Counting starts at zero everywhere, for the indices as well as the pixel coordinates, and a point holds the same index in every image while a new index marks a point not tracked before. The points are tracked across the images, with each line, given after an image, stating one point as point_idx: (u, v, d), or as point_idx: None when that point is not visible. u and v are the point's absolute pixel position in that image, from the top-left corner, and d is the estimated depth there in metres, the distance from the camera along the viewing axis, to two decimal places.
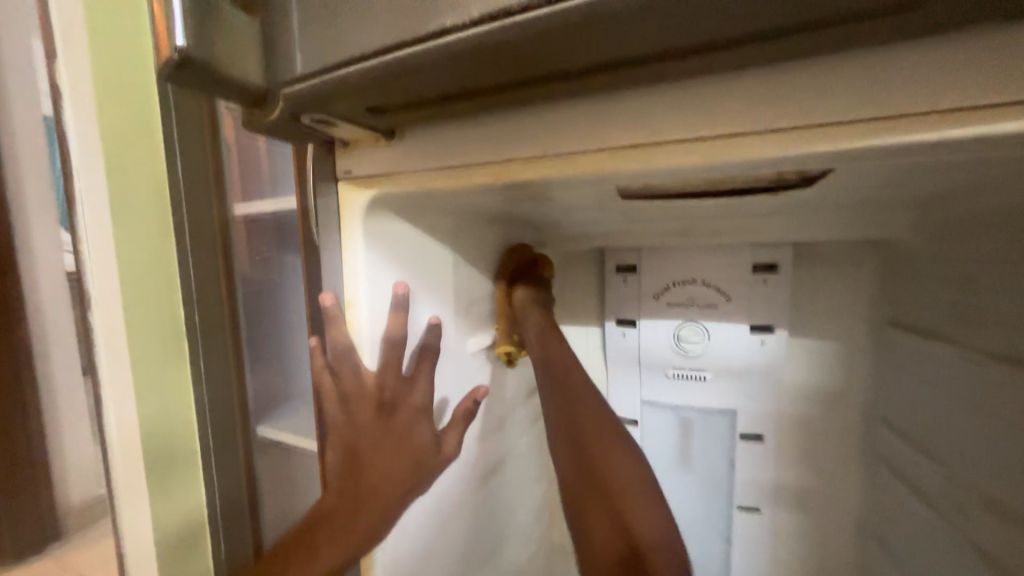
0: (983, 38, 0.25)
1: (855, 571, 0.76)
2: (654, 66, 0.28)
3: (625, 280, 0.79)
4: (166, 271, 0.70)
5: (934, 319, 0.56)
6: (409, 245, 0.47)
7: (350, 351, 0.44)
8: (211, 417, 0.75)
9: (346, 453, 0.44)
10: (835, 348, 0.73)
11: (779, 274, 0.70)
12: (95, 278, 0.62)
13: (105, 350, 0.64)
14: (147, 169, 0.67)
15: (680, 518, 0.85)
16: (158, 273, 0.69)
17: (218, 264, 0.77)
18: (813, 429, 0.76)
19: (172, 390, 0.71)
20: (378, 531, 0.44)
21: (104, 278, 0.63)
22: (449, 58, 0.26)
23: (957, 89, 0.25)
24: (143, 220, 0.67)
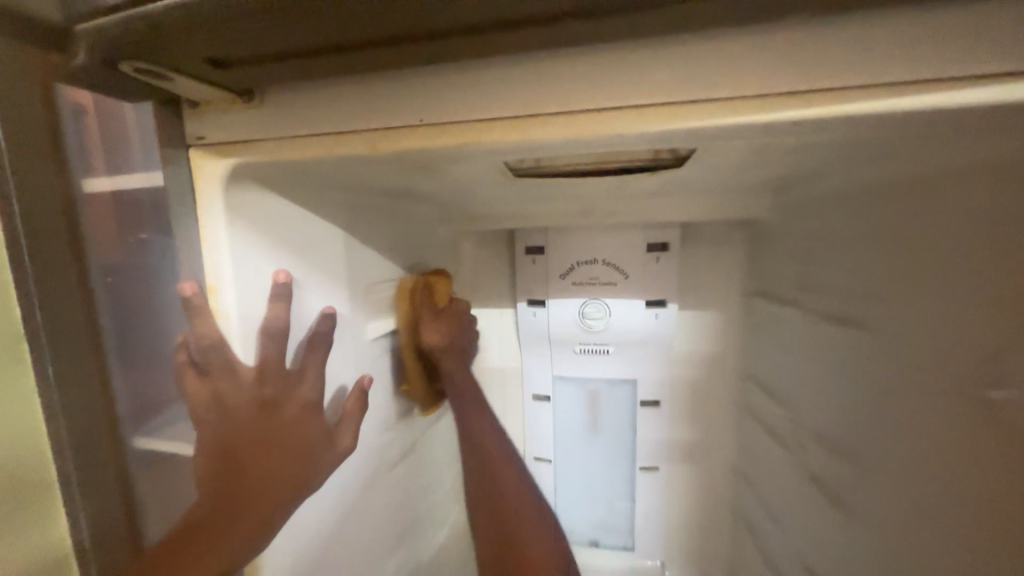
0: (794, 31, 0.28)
1: (733, 510, 0.87)
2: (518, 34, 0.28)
3: (534, 261, 0.80)
4: None
5: (788, 288, 0.65)
6: (288, 225, 0.43)
7: (220, 345, 0.38)
8: None
9: (222, 454, 0.40)
10: (716, 317, 0.81)
11: (670, 252, 0.76)
12: None
13: None
14: None
15: (589, 484, 0.91)
16: None
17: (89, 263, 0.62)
18: (700, 391, 0.84)
19: None
20: (258, 539, 0.39)
21: None
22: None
23: (776, 76, 0.29)
24: None
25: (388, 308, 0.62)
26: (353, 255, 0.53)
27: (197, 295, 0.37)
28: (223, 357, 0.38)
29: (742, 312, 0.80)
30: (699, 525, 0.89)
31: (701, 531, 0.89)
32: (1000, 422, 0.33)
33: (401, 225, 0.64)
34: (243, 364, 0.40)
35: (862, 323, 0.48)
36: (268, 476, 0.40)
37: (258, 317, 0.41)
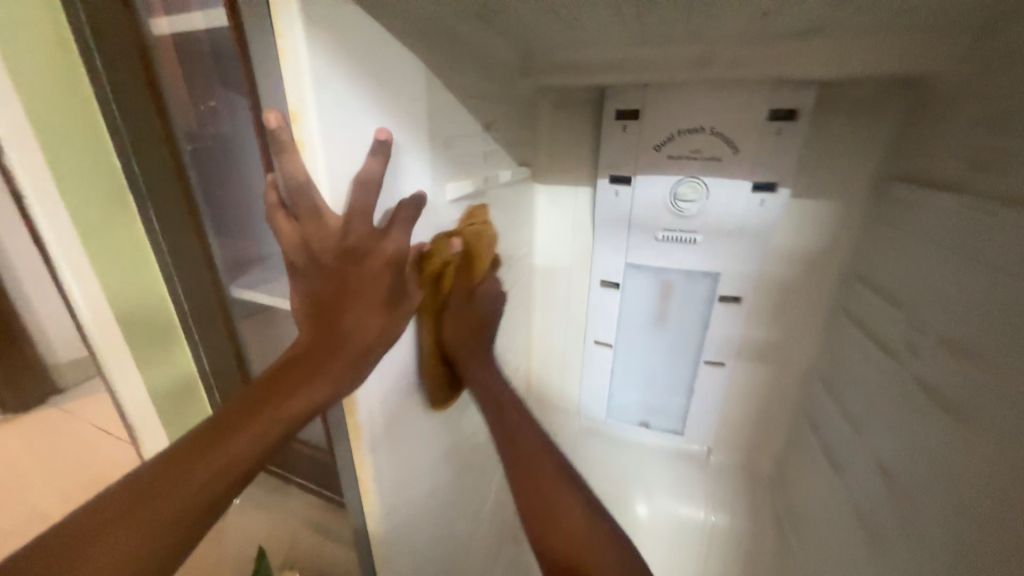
0: None
1: (797, 408, 0.85)
2: None
3: (625, 129, 0.70)
4: (123, 204, 0.83)
5: (951, 170, 0.52)
6: (369, 48, 0.37)
7: (308, 188, 0.35)
8: (189, 302, 0.93)
9: (314, 297, 0.38)
10: (833, 208, 0.70)
11: (796, 122, 0.63)
12: (47, 214, 0.76)
13: (70, 271, 0.80)
14: (81, 122, 0.75)
15: (649, 372, 0.92)
16: (117, 206, 0.83)
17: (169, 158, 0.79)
18: (791, 290, 0.77)
19: (138, 296, 0.89)
20: (360, 371, 0.40)
21: (54, 213, 0.76)
22: None
23: None
24: (89, 162, 0.78)
25: (467, 169, 0.56)
26: (437, 101, 0.47)
27: (282, 129, 0.33)
28: (309, 200, 0.35)
29: (872, 204, 0.67)
30: (756, 420, 0.89)
31: (758, 426, 0.89)
32: None
33: (482, 68, 0.56)
34: (330, 212, 0.37)
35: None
36: (359, 320, 0.39)
37: (351, 164, 0.38)
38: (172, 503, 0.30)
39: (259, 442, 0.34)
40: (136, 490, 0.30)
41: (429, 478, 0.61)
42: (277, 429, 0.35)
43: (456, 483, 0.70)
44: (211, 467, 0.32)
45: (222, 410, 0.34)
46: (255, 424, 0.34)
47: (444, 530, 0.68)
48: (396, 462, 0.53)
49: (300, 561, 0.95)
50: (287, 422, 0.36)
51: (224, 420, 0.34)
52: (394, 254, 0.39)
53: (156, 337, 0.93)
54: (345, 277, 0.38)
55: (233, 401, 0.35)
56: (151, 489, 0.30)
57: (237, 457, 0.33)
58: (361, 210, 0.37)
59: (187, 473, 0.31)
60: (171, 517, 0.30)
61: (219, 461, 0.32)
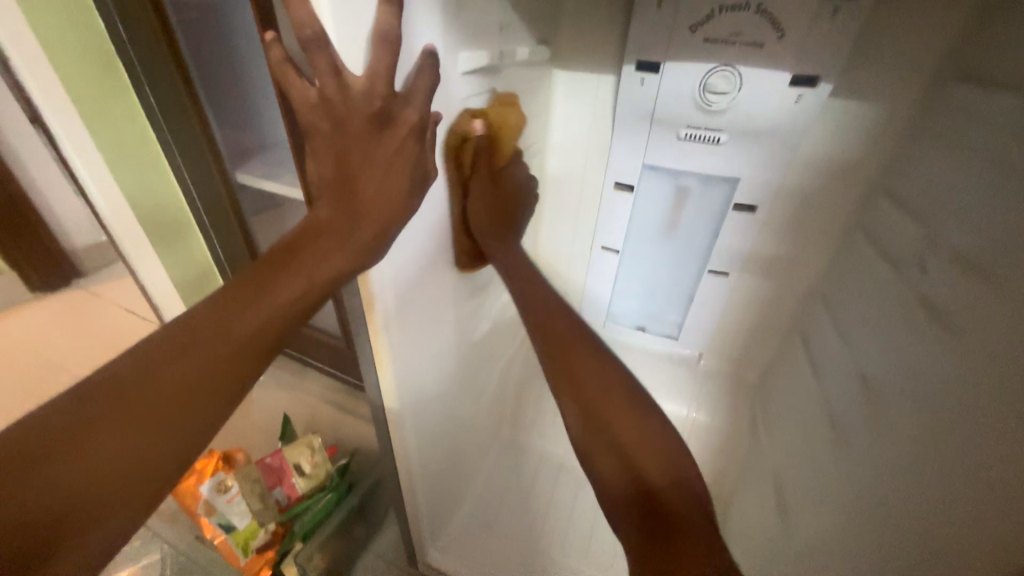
0: None
1: (792, 320, 0.88)
2: None
3: (660, 3, 0.62)
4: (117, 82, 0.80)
5: (1017, 66, 0.47)
6: None
7: (323, 39, 0.31)
8: (197, 186, 0.92)
9: (334, 166, 0.37)
10: (874, 111, 0.65)
11: (857, 2, 0.55)
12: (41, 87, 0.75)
13: (75, 152, 0.81)
14: None
15: (652, 279, 0.93)
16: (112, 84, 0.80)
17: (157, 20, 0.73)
18: (809, 201, 0.74)
19: (148, 186, 0.89)
20: (383, 240, 0.40)
21: (48, 87, 0.75)
22: None
23: None
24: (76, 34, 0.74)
25: (482, 39, 0.51)
26: None
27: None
28: (328, 53, 0.32)
29: (918, 108, 0.62)
30: (750, 330, 0.92)
31: (751, 335, 0.93)
32: None
33: None
34: (349, 73, 0.34)
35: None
36: (382, 194, 0.39)
37: (362, 13, 0.34)
38: (222, 348, 0.33)
39: (294, 304, 0.36)
40: (186, 334, 0.32)
41: (437, 358, 0.66)
42: (309, 293, 0.37)
43: (461, 366, 0.76)
44: (253, 320, 0.34)
45: (254, 272, 0.36)
46: (288, 287, 0.36)
47: (450, 405, 0.75)
48: (407, 338, 0.56)
49: (321, 428, 1.07)
50: (318, 287, 0.37)
51: (258, 281, 0.36)
52: (418, 122, 0.38)
53: (170, 226, 0.95)
54: (371, 147, 0.37)
55: (263, 265, 0.37)
56: (200, 334, 0.33)
57: (275, 314, 0.35)
58: (381, 71, 0.34)
59: (232, 319, 0.34)
60: (222, 359, 0.33)
61: (259, 315, 0.35)
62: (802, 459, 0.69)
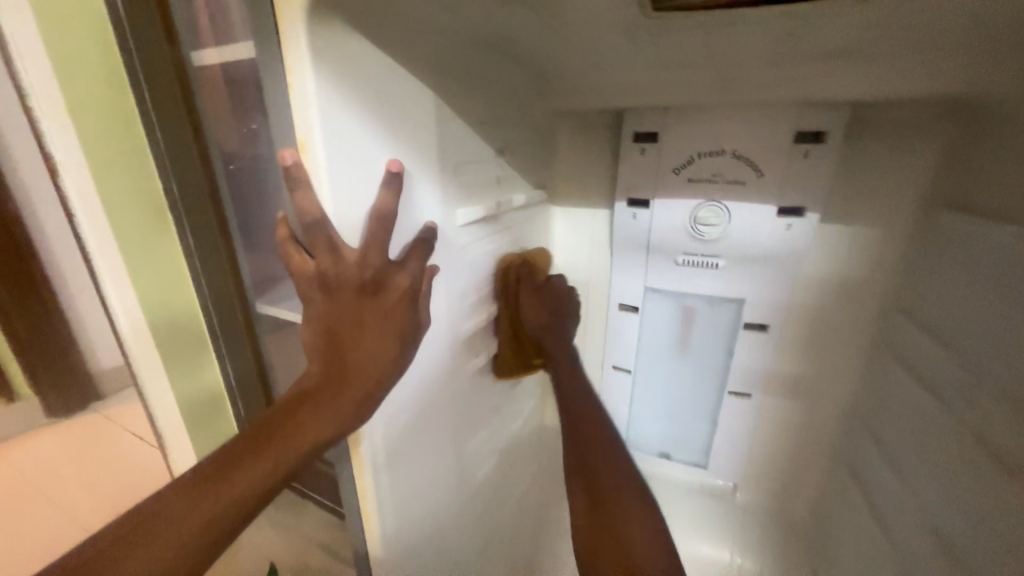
0: None
1: (833, 446, 0.79)
2: None
3: (644, 152, 0.69)
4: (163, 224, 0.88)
5: (1002, 197, 0.48)
6: (379, 80, 0.38)
7: (322, 223, 0.35)
8: (217, 319, 0.96)
9: (326, 331, 0.38)
10: (868, 234, 0.65)
11: (826, 145, 0.60)
12: (94, 233, 0.81)
13: (114, 288, 0.84)
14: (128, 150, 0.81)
15: (670, 401, 0.88)
16: (158, 226, 0.87)
17: (203, 181, 0.84)
18: (822, 319, 0.72)
19: (174, 314, 0.92)
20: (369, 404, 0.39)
21: (101, 233, 0.81)
22: None
23: None
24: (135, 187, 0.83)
25: (479, 194, 0.56)
26: (450, 129, 0.48)
27: (298, 165, 0.34)
28: (326, 235, 0.35)
29: (912, 230, 0.63)
30: (788, 458, 0.83)
31: (790, 463, 0.83)
32: None
33: (498, 95, 0.56)
34: (345, 245, 0.37)
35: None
36: (372, 354, 0.39)
37: (362, 197, 0.38)
38: (174, 541, 0.30)
39: (264, 480, 0.34)
40: (148, 518, 0.30)
41: (436, 507, 0.60)
42: (283, 464, 0.35)
43: (464, 511, 0.68)
44: (226, 496, 0.32)
45: (237, 440, 0.35)
46: (262, 460, 0.34)
47: (452, 560, 0.66)
48: (400, 491, 0.52)
49: None
50: (293, 458, 0.36)
51: (233, 452, 0.34)
52: (408, 286, 0.40)
53: (187, 352, 0.96)
54: (363, 312, 0.38)
55: (241, 433, 0.36)
56: (159, 518, 0.31)
57: (240, 495, 0.33)
58: (374, 242, 0.37)
59: (204, 496, 0.32)
60: (171, 557, 0.30)
61: (223, 497, 0.32)
62: None
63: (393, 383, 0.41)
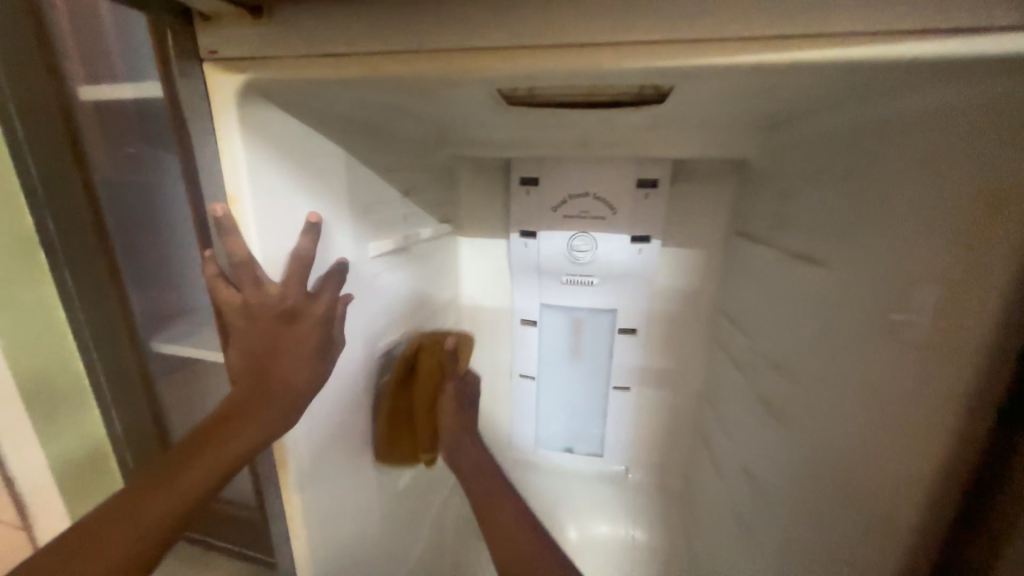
0: None
1: (693, 423, 0.98)
2: None
3: (529, 192, 0.83)
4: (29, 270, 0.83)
5: (762, 228, 0.70)
6: (297, 144, 0.46)
7: (250, 261, 0.42)
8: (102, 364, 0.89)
9: (250, 356, 0.45)
10: (695, 255, 0.86)
11: (658, 190, 0.79)
12: None
13: None
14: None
15: (568, 400, 1.02)
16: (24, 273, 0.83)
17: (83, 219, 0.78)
18: (675, 322, 0.92)
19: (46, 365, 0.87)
20: (293, 413, 0.46)
21: None
22: None
23: (741, 21, 0.32)
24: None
25: (389, 228, 0.66)
26: (359, 177, 0.57)
27: (227, 216, 0.41)
28: (252, 271, 0.42)
29: (723, 251, 0.85)
30: (662, 437, 1.01)
31: (664, 441, 1.01)
32: (895, 336, 0.40)
33: (401, 147, 0.66)
34: (269, 280, 0.44)
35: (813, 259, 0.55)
36: (293, 371, 0.46)
37: (284, 238, 0.46)
38: (124, 541, 0.37)
39: (202, 482, 0.41)
40: (97, 526, 0.37)
41: (361, 510, 0.66)
42: (219, 468, 0.42)
43: (387, 516, 0.74)
44: (167, 503, 0.39)
45: (174, 454, 0.42)
46: (199, 467, 0.41)
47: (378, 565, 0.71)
48: (325, 497, 0.57)
49: None
50: (226, 465, 0.43)
51: (172, 463, 0.41)
52: (324, 312, 0.47)
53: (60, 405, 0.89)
54: (284, 338, 0.45)
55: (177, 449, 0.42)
56: (106, 527, 0.37)
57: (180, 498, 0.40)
58: (293, 276, 0.45)
59: (148, 503, 0.39)
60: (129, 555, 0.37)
61: (165, 501, 0.39)
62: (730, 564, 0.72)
63: (313, 395, 0.48)
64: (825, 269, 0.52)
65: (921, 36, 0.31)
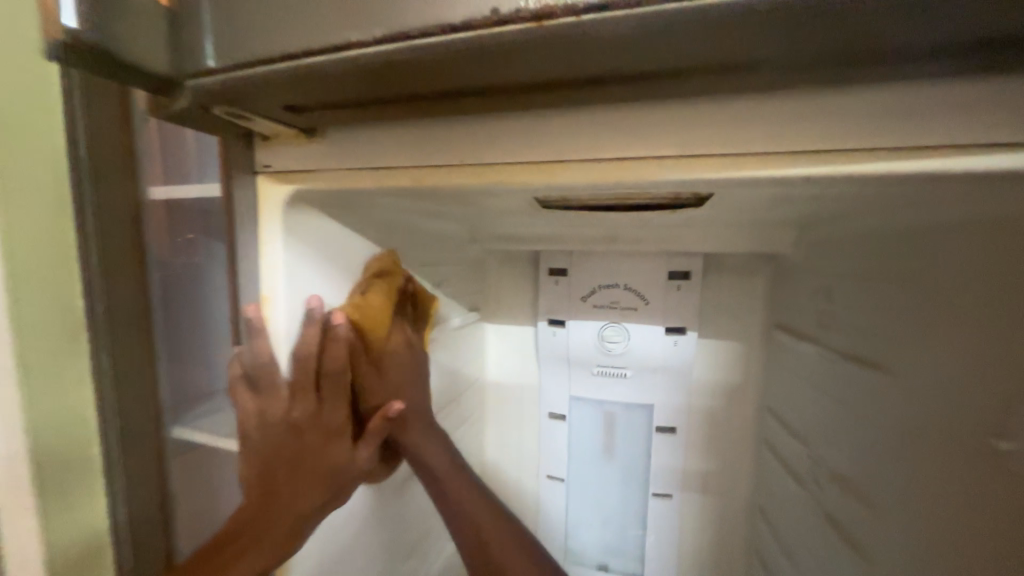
0: (809, 100, 0.31)
1: (747, 542, 0.85)
2: (552, 96, 0.32)
3: (557, 282, 0.83)
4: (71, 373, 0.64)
5: (806, 324, 0.65)
6: (334, 245, 0.47)
7: (269, 363, 0.42)
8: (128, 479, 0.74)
9: (262, 467, 0.42)
10: (735, 347, 0.81)
11: (691, 281, 0.77)
12: None
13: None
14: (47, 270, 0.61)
15: (601, 507, 0.91)
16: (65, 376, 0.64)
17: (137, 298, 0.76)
18: (717, 420, 0.84)
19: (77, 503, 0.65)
20: (294, 541, 0.43)
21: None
22: (357, 72, 0.28)
23: (790, 136, 0.32)
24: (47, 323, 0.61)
25: None
26: None
27: (260, 316, 0.41)
28: (269, 374, 0.42)
29: (764, 344, 0.80)
30: (712, 559, 0.87)
31: (714, 564, 0.87)
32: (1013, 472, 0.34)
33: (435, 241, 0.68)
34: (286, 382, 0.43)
35: (880, 364, 0.49)
36: (301, 493, 0.43)
37: None
38: None
39: None
40: None
41: None
42: None
43: None
44: None
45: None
46: None
47: None
48: None
49: None
50: None
51: None
52: (338, 426, 0.45)
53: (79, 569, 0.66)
54: (292, 452, 0.43)
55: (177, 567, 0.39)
56: None
57: None
58: (304, 384, 0.43)
59: None
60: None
61: None
62: None
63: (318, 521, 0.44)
64: (896, 380, 0.47)
65: (994, 149, 0.29)
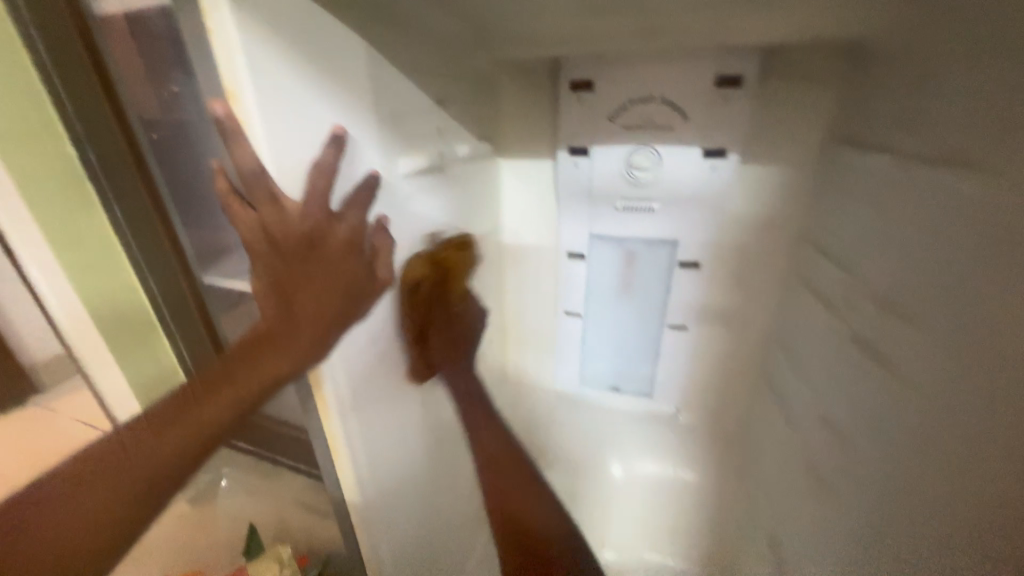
0: None
1: (758, 365, 0.89)
2: None
3: (580, 101, 0.71)
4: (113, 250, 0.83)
5: (881, 129, 0.54)
6: (305, 28, 0.38)
7: (262, 174, 0.36)
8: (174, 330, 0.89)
9: (274, 277, 0.39)
10: (782, 171, 0.72)
11: (743, 89, 0.64)
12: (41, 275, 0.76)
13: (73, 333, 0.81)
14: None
15: (619, 339, 0.95)
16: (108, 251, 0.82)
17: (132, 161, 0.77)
18: (746, 253, 0.80)
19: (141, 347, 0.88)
20: (320, 348, 0.42)
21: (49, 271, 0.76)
22: None
23: None
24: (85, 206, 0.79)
25: (421, 143, 0.58)
26: (385, 80, 0.48)
27: (230, 116, 0.34)
28: (268, 188, 0.37)
29: (816, 166, 0.70)
30: (720, 379, 0.93)
31: (722, 384, 0.93)
32: None
33: (431, 42, 0.56)
34: (288, 199, 0.39)
35: (949, 157, 0.41)
36: (322, 301, 0.41)
37: (300, 152, 0.40)
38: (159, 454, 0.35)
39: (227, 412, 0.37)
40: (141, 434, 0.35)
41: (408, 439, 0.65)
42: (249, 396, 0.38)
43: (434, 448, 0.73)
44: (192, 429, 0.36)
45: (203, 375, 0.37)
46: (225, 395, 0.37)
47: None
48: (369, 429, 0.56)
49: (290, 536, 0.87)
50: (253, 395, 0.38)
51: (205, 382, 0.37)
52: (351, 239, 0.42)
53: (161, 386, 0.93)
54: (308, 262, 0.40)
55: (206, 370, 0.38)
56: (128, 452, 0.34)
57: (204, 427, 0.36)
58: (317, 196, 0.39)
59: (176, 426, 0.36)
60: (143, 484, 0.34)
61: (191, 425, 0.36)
62: (804, 521, 0.64)
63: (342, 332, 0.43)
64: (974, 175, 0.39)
65: None
